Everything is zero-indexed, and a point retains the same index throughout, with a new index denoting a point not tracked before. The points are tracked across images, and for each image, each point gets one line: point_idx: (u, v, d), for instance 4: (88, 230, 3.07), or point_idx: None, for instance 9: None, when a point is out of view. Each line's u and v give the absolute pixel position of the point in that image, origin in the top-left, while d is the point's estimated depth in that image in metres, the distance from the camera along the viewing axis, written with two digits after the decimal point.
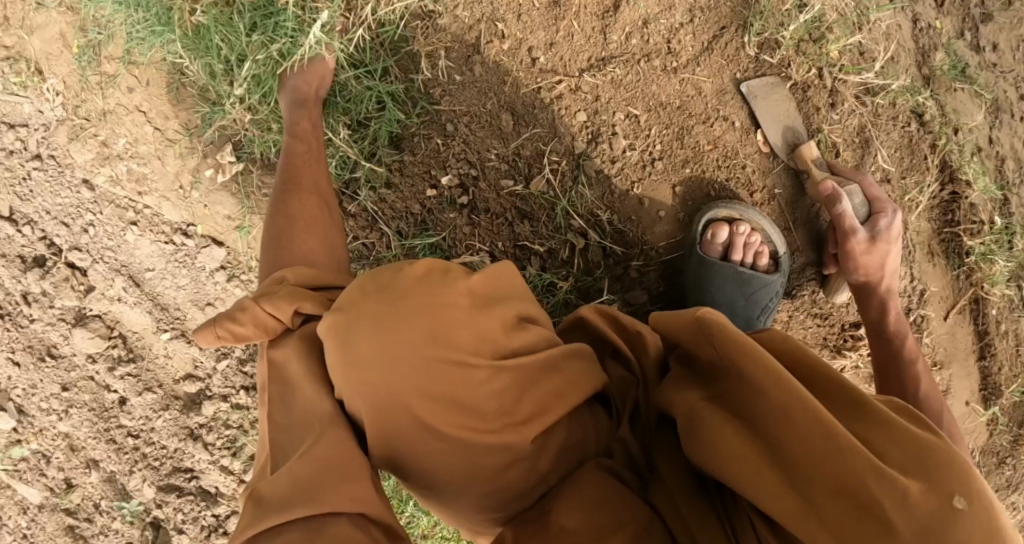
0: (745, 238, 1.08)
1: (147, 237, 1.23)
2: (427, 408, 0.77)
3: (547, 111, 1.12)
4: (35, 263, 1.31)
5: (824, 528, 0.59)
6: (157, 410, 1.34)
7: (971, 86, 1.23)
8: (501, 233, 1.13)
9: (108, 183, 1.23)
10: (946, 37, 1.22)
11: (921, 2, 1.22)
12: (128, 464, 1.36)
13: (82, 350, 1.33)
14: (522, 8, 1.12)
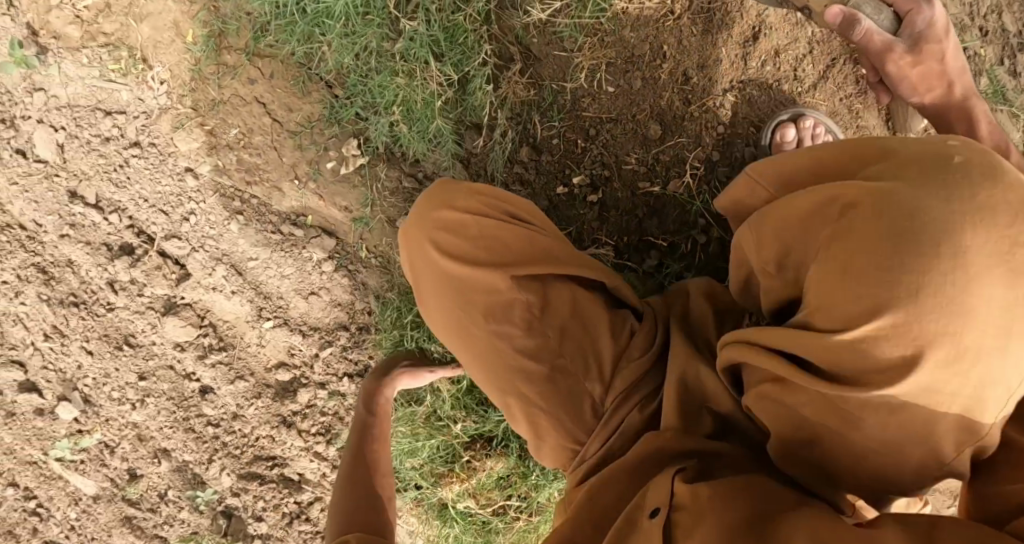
0: (812, 131, 1.11)
1: (253, 226, 1.26)
2: (445, 260, 0.95)
3: (698, 124, 1.17)
4: (123, 251, 1.31)
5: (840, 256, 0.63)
6: (248, 398, 1.35)
7: (1008, 108, 1.42)
8: (627, 228, 1.22)
9: (213, 172, 1.24)
10: (987, 64, 1.42)
11: (969, 33, 1.40)
12: (207, 453, 1.38)
13: (172, 338, 1.33)
14: (681, 33, 1.14)
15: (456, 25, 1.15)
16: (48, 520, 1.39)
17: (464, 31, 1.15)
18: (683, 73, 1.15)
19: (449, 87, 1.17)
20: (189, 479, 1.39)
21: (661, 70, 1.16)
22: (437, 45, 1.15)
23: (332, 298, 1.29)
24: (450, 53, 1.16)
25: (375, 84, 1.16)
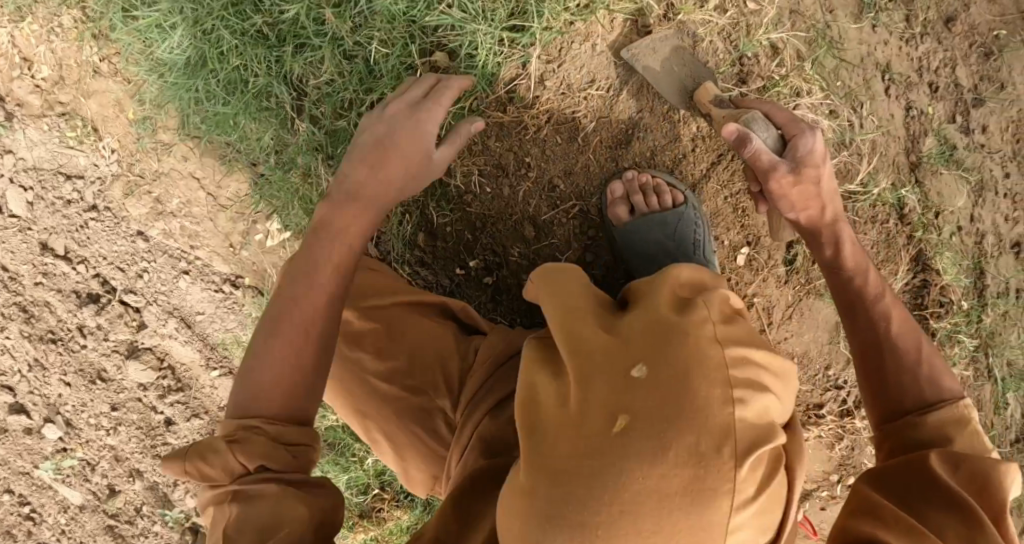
0: (641, 182, 1.08)
1: (197, 284, 1.38)
2: None
3: (564, 228, 1.20)
4: (89, 299, 1.43)
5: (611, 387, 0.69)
6: (204, 433, 1.48)
7: (957, 170, 1.37)
8: (523, 311, 1.23)
9: (162, 235, 1.37)
10: (936, 122, 1.36)
11: (916, 90, 1.35)
12: (173, 477, 1.51)
13: (135, 379, 1.46)
14: (547, 143, 1.18)
15: (338, 128, 1.22)
16: (41, 523, 1.53)
17: (342, 133, 1.22)
18: (548, 182, 1.18)
19: (337, 184, 1.24)
20: (161, 496, 1.52)
21: (528, 177, 1.19)
22: (318, 148, 1.22)
23: None
24: (336, 152, 1.23)
25: (275, 177, 1.26)
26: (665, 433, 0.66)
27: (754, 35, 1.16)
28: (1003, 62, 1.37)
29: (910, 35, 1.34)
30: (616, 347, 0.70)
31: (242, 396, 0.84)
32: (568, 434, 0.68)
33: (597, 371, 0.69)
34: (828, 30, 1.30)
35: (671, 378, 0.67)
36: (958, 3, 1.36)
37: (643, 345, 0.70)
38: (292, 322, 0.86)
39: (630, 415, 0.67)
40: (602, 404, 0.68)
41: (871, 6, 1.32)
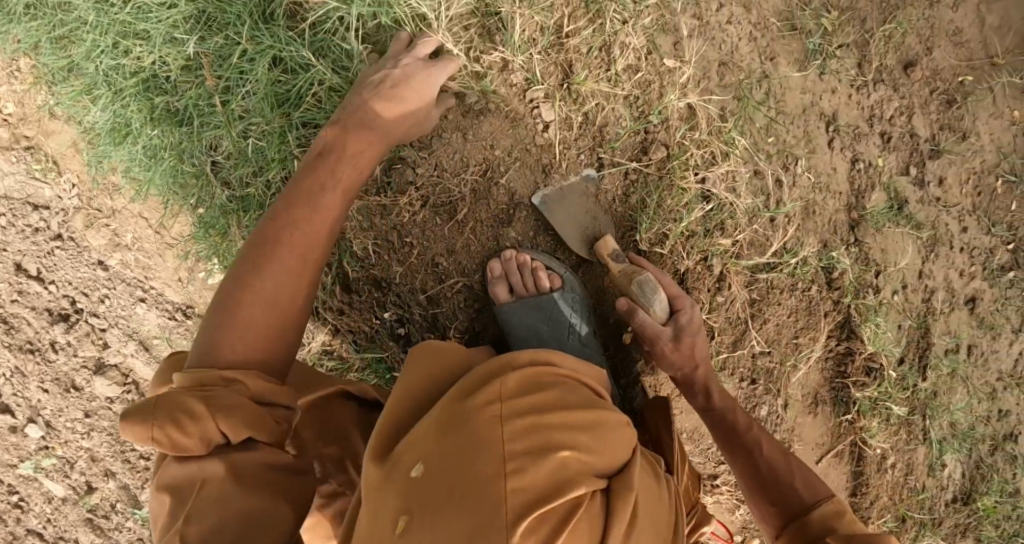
0: (519, 264, 1.14)
1: (153, 311, 1.55)
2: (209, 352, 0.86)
3: (452, 300, 1.20)
4: (60, 317, 1.56)
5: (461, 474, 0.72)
6: None
7: (906, 225, 1.30)
8: None
9: (120, 265, 1.55)
10: (887, 175, 1.28)
11: (865, 141, 1.27)
12: (140, 480, 1.60)
13: (102, 393, 1.58)
14: (425, 224, 1.19)
15: (246, 197, 1.27)
16: (29, 511, 1.63)
17: (251, 199, 1.27)
18: (430, 260, 1.19)
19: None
20: (132, 495, 1.61)
21: (409, 250, 1.19)
22: (229, 215, 1.28)
23: None
24: (249, 216, 1.28)
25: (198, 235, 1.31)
26: (437, 522, 0.69)
27: (664, 102, 1.18)
28: (966, 109, 1.27)
29: (862, 81, 1.25)
30: (406, 450, 0.76)
31: (241, 400, 0.80)
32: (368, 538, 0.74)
33: (388, 482, 0.75)
34: (765, 81, 1.22)
35: (444, 476, 0.72)
36: (919, 46, 1.25)
37: (430, 446, 0.75)
38: (286, 271, 0.89)
39: (408, 513, 0.71)
40: (391, 505, 0.73)
41: (816, 51, 1.23)
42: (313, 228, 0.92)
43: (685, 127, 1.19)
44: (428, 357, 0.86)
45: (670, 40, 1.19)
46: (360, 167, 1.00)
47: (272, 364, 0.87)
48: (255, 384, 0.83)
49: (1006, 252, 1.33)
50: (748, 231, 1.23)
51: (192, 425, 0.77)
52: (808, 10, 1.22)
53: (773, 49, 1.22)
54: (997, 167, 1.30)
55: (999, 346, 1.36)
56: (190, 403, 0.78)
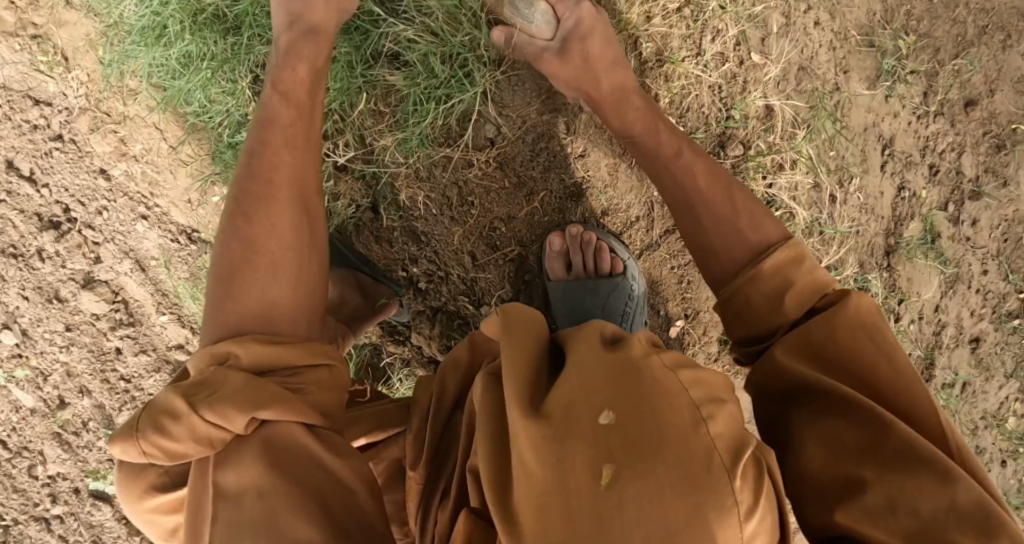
0: (581, 241, 1.15)
1: (155, 230, 1.54)
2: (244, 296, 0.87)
3: (501, 268, 1.23)
4: (50, 225, 1.55)
5: (646, 437, 0.62)
6: (150, 370, 1.61)
7: (936, 260, 1.33)
8: (455, 327, 1.28)
9: (124, 176, 1.52)
10: (927, 207, 1.30)
11: (914, 170, 1.29)
12: (118, 402, 1.62)
13: (89, 309, 1.58)
14: (493, 184, 1.20)
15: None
16: None
17: None
18: (488, 224, 1.21)
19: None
20: (106, 416, 1.62)
21: (470, 209, 1.21)
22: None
23: None
24: None
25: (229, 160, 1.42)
26: (629, 468, 0.61)
27: (747, 98, 1.20)
28: (1014, 155, 1.28)
29: (924, 110, 1.26)
30: (568, 409, 0.64)
31: (229, 380, 0.80)
32: (537, 493, 0.62)
33: (552, 438, 0.63)
34: (834, 93, 1.22)
35: (639, 421, 0.62)
36: (983, 86, 1.26)
37: (590, 397, 0.64)
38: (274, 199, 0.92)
39: (615, 462, 0.61)
40: (581, 459, 0.62)
41: (891, 71, 1.23)
42: (277, 209, 0.91)
43: (763, 130, 1.22)
44: (505, 320, 0.74)
45: (759, 35, 1.19)
46: (298, 137, 0.97)
47: (284, 314, 0.88)
48: (249, 356, 0.83)
49: (1017, 300, 1.35)
50: (806, 246, 1.28)
51: (177, 427, 0.78)
52: (889, 29, 1.22)
53: (849, 61, 1.22)
54: None
55: (988, 388, 1.39)
56: (171, 404, 0.79)
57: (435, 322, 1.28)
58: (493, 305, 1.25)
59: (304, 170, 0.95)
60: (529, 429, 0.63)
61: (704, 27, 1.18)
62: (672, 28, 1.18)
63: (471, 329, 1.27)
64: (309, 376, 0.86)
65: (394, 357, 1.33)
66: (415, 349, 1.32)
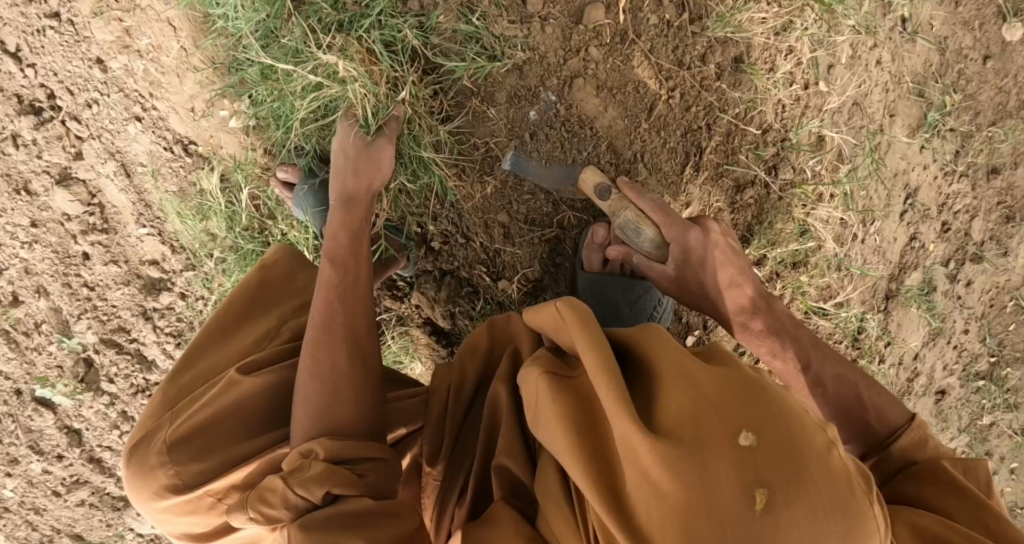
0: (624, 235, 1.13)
1: (149, 134, 1.42)
2: (329, 359, 0.93)
3: (534, 247, 1.19)
4: (31, 109, 1.44)
5: (775, 447, 0.64)
6: (118, 281, 1.52)
7: (928, 313, 1.38)
8: (467, 298, 1.24)
9: (122, 71, 1.39)
10: (931, 260, 1.35)
11: (929, 223, 1.32)
12: (78, 309, 1.55)
13: (61, 207, 1.49)
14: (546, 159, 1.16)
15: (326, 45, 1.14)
16: None
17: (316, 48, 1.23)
18: (534, 199, 1.17)
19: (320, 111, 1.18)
20: (62, 321, 1.56)
21: (518, 186, 1.17)
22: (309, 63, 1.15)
23: (208, 228, 1.45)
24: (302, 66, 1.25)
25: (256, 76, 1.19)
26: (769, 481, 0.62)
27: (804, 123, 1.19)
28: (1020, 229, 1.33)
29: (951, 168, 1.29)
30: (695, 429, 0.66)
31: (318, 462, 0.85)
32: (687, 515, 0.63)
33: (687, 457, 0.64)
34: (878, 133, 1.23)
35: (776, 443, 0.64)
36: (1009, 157, 1.29)
37: (717, 417, 0.66)
38: (327, 278, 0.99)
39: (769, 487, 0.62)
40: (728, 483, 0.63)
41: (933, 124, 1.24)
42: (342, 287, 0.98)
43: (813, 157, 1.21)
44: (581, 327, 0.77)
45: (826, 62, 1.18)
46: (342, 258, 1.00)
47: (342, 409, 0.91)
48: (326, 448, 0.87)
49: (987, 362, 1.42)
50: (826, 277, 1.31)
51: (276, 495, 0.84)
52: (940, 82, 1.23)
53: (897, 106, 1.23)
54: (1018, 289, 1.38)
55: (942, 437, 1.47)
56: (270, 482, 0.85)
57: (441, 285, 1.25)
58: (513, 282, 1.21)
59: (342, 238, 1.02)
60: (657, 448, 0.65)
61: (782, 42, 1.15)
62: (753, 34, 1.14)
63: (479, 299, 1.23)
64: (372, 466, 0.89)
65: (390, 313, 1.30)
66: (414, 307, 1.29)
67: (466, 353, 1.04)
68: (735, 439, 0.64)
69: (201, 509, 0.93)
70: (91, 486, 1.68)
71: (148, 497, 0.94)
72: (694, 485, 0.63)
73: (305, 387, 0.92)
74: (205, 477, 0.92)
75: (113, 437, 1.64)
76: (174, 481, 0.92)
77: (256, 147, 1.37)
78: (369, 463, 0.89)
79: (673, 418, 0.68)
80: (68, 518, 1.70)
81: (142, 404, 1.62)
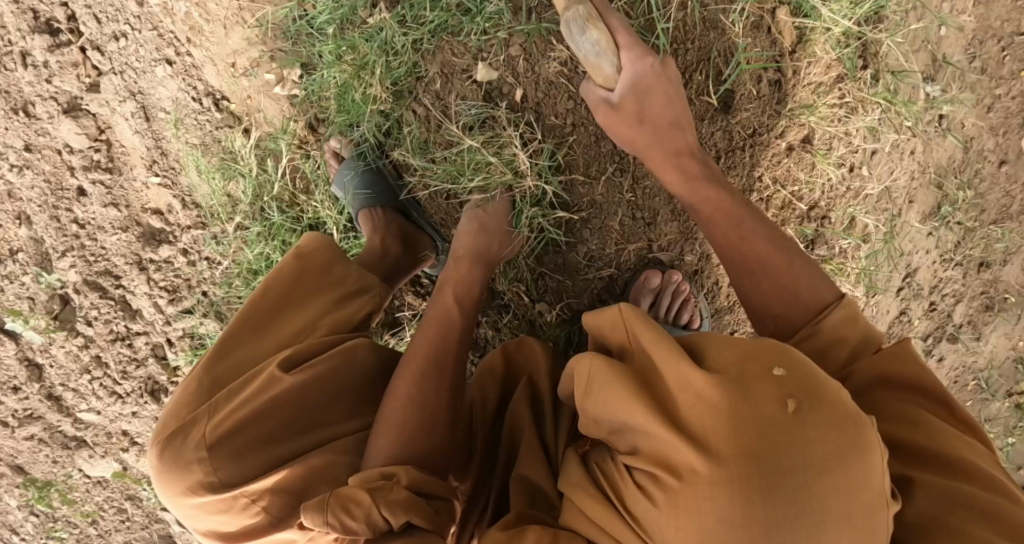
0: (676, 284, 1.14)
1: (176, 81, 1.34)
2: (431, 387, 0.93)
3: (586, 283, 1.16)
4: (48, 30, 1.35)
5: (809, 381, 0.68)
6: (116, 225, 1.45)
7: None
8: (501, 313, 1.24)
9: (160, 11, 1.32)
10: (914, 333, 1.45)
11: (921, 301, 1.42)
12: (63, 244, 1.46)
13: (65, 138, 1.40)
14: (613, 197, 1.11)
15: (417, 42, 1.10)
16: None
17: (370, 29, 1.13)
18: (600, 229, 1.12)
19: (386, 103, 1.14)
20: (43, 253, 1.48)
21: (580, 225, 1.13)
22: (392, 55, 1.12)
23: (226, 188, 1.38)
24: (353, 53, 1.15)
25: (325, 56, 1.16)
26: (815, 415, 0.65)
27: (841, 203, 1.26)
28: (995, 318, 1.45)
29: (950, 256, 1.39)
30: (737, 361, 0.70)
31: (400, 490, 0.84)
32: (741, 441, 0.65)
33: (737, 390, 0.68)
34: (896, 217, 1.32)
35: (809, 381, 0.68)
36: (1001, 255, 1.39)
37: (760, 364, 0.70)
38: (442, 304, 1.01)
39: (798, 399, 0.66)
40: (770, 400, 0.66)
41: (944, 216, 1.34)
42: (457, 324, 1.00)
43: (846, 239, 1.28)
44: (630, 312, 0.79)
45: (874, 148, 1.25)
46: (467, 303, 1.02)
47: (421, 443, 0.90)
48: (413, 477, 0.86)
49: None
50: None
51: (358, 508, 0.82)
52: (958, 178, 1.33)
53: (917, 194, 1.33)
54: (980, 370, 1.50)
55: None
56: (354, 492, 0.83)
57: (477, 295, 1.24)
58: (552, 307, 1.19)
59: (472, 292, 1.04)
60: (713, 378, 0.69)
61: (843, 128, 1.21)
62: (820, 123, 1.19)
63: (508, 313, 1.23)
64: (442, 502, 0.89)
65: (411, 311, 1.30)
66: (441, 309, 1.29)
67: (483, 376, 1.08)
68: (786, 374, 0.68)
69: (234, 509, 0.90)
70: (43, 422, 1.59)
71: (178, 493, 0.91)
72: (743, 417, 0.66)
73: (398, 404, 0.92)
74: (240, 477, 0.90)
75: (79, 382, 1.56)
76: (208, 479, 0.90)
77: (298, 119, 1.32)
78: (440, 502, 0.89)
79: (723, 366, 0.71)
80: (12, 448, 1.61)
81: (117, 354, 1.53)
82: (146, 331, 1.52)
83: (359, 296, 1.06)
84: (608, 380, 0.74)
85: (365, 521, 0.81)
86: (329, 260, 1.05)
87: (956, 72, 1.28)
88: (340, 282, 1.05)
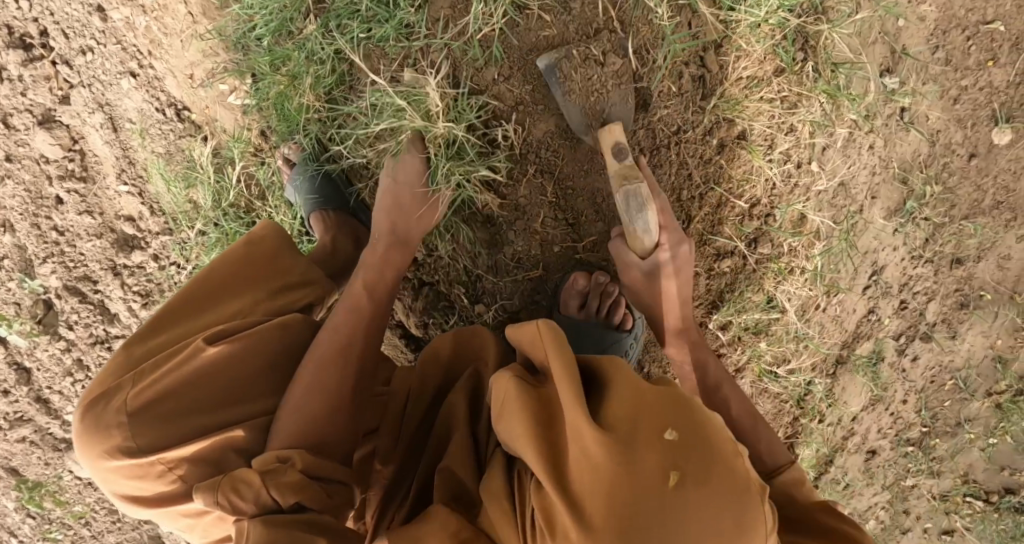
0: (602, 285, 1.15)
1: (140, 92, 1.38)
2: (337, 375, 0.96)
3: (517, 284, 1.22)
4: (20, 44, 1.39)
5: (694, 444, 0.71)
6: (91, 232, 1.49)
7: (875, 386, 1.44)
8: (446, 313, 1.27)
9: (122, 24, 1.35)
10: (884, 332, 1.41)
11: (889, 298, 1.38)
12: (43, 251, 1.51)
13: (40, 149, 1.45)
14: (539, 199, 1.18)
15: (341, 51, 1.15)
16: None
17: (303, 40, 1.17)
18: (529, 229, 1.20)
19: (323, 112, 1.19)
20: (25, 260, 1.52)
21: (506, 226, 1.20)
22: (321, 65, 1.16)
23: (192, 195, 1.42)
24: (293, 62, 1.17)
25: (263, 66, 1.19)
26: (685, 477, 0.69)
27: (790, 204, 1.28)
28: (971, 316, 1.38)
29: (919, 253, 1.35)
30: (632, 421, 0.74)
31: (294, 472, 0.88)
32: (615, 494, 0.70)
33: (624, 449, 0.72)
34: (856, 215, 1.31)
35: (695, 444, 0.71)
36: (974, 251, 1.34)
37: (649, 419, 0.73)
38: (358, 291, 1.04)
39: (680, 468, 0.69)
40: (652, 462, 0.70)
41: (909, 211, 1.31)
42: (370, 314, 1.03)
43: (793, 238, 1.30)
44: (554, 341, 0.82)
45: (822, 143, 1.26)
46: (377, 290, 1.05)
47: (327, 426, 0.94)
48: (309, 461, 0.90)
49: (919, 431, 1.47)
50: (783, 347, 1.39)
51: (247, 489, 0.86)
52: (923, 173, 1.29)
53: (879, 189, 1.30)
54: (959, 369, 1.43)
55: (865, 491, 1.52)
56: (247, 472, 0.87)
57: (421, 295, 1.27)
58: (490, 307, 1.24)
59: (388, 281, 1.07)
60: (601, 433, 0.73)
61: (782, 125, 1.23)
62: (755, 121, 1.23)
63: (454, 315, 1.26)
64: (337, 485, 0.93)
65: None
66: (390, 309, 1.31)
67: (426, 361, 1.10)
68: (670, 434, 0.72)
69: (150, 476, 0.93)
70: (32, 424, 1.64)
71: (97, 456, 0.94)
72: (620, 471, 0.70)
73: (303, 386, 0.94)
74: (157, 444, 0.92)
75: (64, 384, 1.61)
76: (127, 443, 0.92)
77: (252, 128, 1.36)
78: (336, 486, 0.93)
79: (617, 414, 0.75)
80: (4, 450, 1.66)
81: (98, 356, 1.58)
82: (124, 334, 1.56)
83: (304, 286, 1.09)
84: (513, 407, 0.79)
85: (253, 500, 0.86)
86: (274, 251, 1.08)
87: (915, 63, 1.24)
88: (285, 272, 1.08)
